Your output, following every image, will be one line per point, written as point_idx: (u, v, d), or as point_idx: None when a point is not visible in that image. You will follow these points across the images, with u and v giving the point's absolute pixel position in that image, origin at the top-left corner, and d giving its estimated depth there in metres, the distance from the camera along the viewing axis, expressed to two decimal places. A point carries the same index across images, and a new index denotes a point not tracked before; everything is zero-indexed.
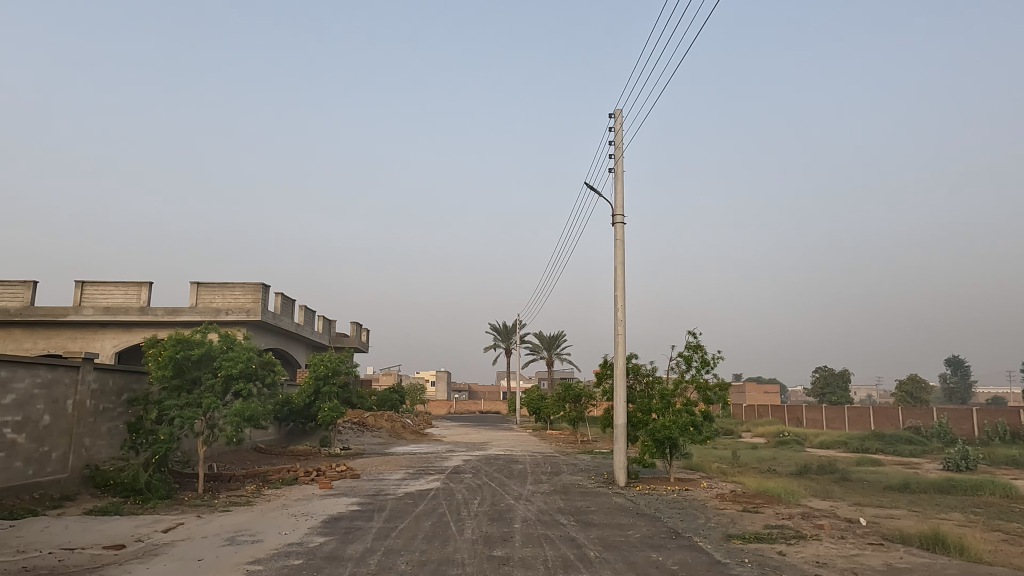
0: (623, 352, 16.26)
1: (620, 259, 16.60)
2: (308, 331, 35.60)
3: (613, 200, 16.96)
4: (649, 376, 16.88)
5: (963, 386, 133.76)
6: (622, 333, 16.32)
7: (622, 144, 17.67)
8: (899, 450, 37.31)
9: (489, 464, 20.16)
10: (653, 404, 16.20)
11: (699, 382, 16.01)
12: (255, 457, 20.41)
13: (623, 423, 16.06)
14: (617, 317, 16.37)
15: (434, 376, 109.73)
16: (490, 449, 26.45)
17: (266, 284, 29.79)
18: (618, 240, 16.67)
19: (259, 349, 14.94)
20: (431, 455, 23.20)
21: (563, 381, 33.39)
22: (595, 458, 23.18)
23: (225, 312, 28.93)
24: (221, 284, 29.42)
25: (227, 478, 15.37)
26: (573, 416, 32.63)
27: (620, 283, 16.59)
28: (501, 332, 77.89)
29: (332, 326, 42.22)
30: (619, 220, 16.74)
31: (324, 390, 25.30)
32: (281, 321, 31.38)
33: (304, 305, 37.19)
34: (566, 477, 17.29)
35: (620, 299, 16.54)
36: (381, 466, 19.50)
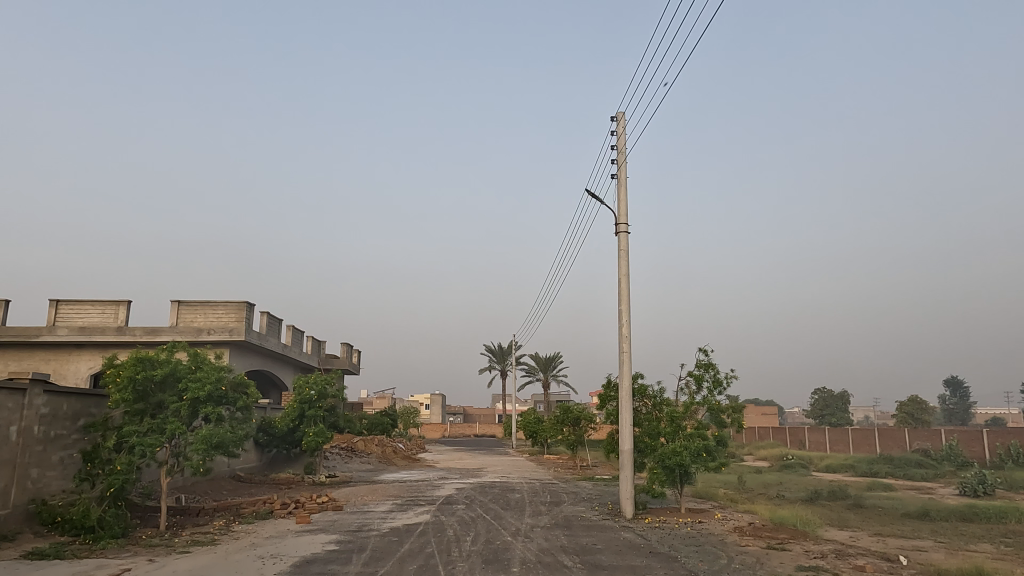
0: (629, 371, 15.02)
1: (624, 271, 15.43)
2: (296, 352, 34.23)
3: (617, 208, 15.81)
4: (656, 398, 15.63)
5: (962, 407, 132.42)
6: (627, 350, 15.08)
7: (625, 149, 16.58)
8: (909, 474, 35.90)
9: (484, 494, 18.73)
10: (661, 428, 14.94)
11: (711, 403, 14.83)
12: (232, 488, 18.95)
13: (629, 449, 14.76)
14: (622, 332, 15.17)
15: (428, 398, 107.85)
16: (485, 476, 24.96)
17: (251, 302, 28.48)
18: (621, 250, 15.51)
19: (231, 369, 13.61)
20: (421, 483, 21.73)
21: (562, 403, 31.87)
22: (597, 486, 21.77)
23: (206, 332, 27.58)
24: (203, 303, 28.11)
25: (195, 512, 13.96)
26: (572, 440, 31.20)
27: (624, 296, 15.39)
28: (496, 353, 76.50)
29: (323, 347, 40.88)
30: (622, 229, 15.61)
31: (309, 414, 23.88)
32: (266, 341, 30.03)
33: (292, 325, 35.86)
34: (567, 509, 15.92)
35: (625, 313, 15.33)
36: (367, 497, 18.07)
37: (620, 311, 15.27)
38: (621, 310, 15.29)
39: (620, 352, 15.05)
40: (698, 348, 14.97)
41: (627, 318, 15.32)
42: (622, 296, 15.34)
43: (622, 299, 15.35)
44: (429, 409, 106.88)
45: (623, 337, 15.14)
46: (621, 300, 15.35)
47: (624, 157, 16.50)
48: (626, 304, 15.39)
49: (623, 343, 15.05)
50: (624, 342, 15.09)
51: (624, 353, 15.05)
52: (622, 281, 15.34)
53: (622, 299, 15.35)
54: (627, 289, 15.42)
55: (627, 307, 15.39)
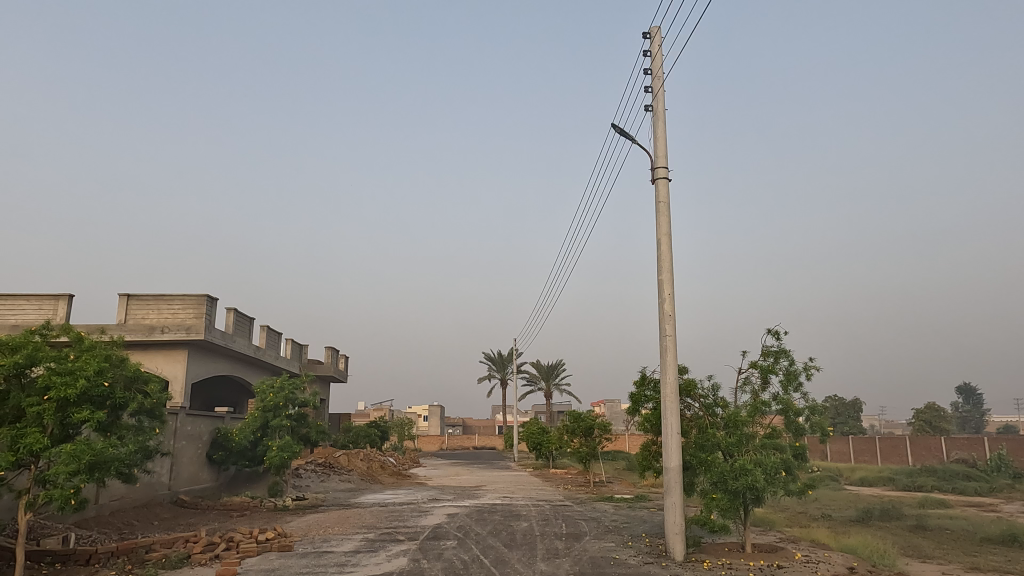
0: (675, 362, 11.24)
1: (664, 227, 11.70)
2: (269, 356, 30.43)
3: (653, 146, 12.05)
4: (708, 396, 11.83)
5: (976, 415, 128.50)
6: (672, 334, 11.31)
7: (661, 72, 12.67)
8: (961, 488, 32.06)
9: (481, 523, 14.84)
10: (719, 438, 11.14)
11: (786, 403, 11.11)
12: (163, 524, 15.02)
13: (677, 466, 10.96)
14: (664, 310, 11.44)
15: (426, 409, 103.70)
16: (484, 497, 21.06)
17: (212, 296, 24.66)
18: (661, 202, 11.79)
19: (126, 358, 9.59)
20: (405, 508, 17.83)
21: (570, 411, 27.78)
22: (618, 510, 17.93)
23: (160, 330, 23.83)
24: (156, 296, 24.29)
25: (81, 560, 10.07)
26: (583, 453, 27.10)
27: (665, 261, 11.65)
28: (495, 361, 72.77)
29: (304, 351, 37.09)
30: (661, 173, 11.93)
31: (274, 424, 20.00)
32: (230, 342, 26.27)
33: (266, 325, 32.10)
34: (592, 546, 12.03)
35: (667, 285, 11.58)
36: (332, 529, 14.13)
37: (662, 281, 11.57)
38: (662, 280, 11.57)
39: (663, 336, 11.32)
40: (767, 330, 11.22)
41: (671, 291, 11.56)
42: (663, 260, 11.62)
43: (662, 266, 11.62)
44: (427, 420, 102.89)
45: (666, 316, 11.39)
46: (662, 266, 11.63)
47: (661, 82, 12.58)
48: (669, 272, 11.65)
49: (666, 324, 11.32)
50: (667, 323, 11.35)
51: (670, 337, 11.28)
52: (664, 243, 11.63)
53: (664, 265, 11.63)
54: (670, 252, 11.69)
55: (671, 276, 11.65)
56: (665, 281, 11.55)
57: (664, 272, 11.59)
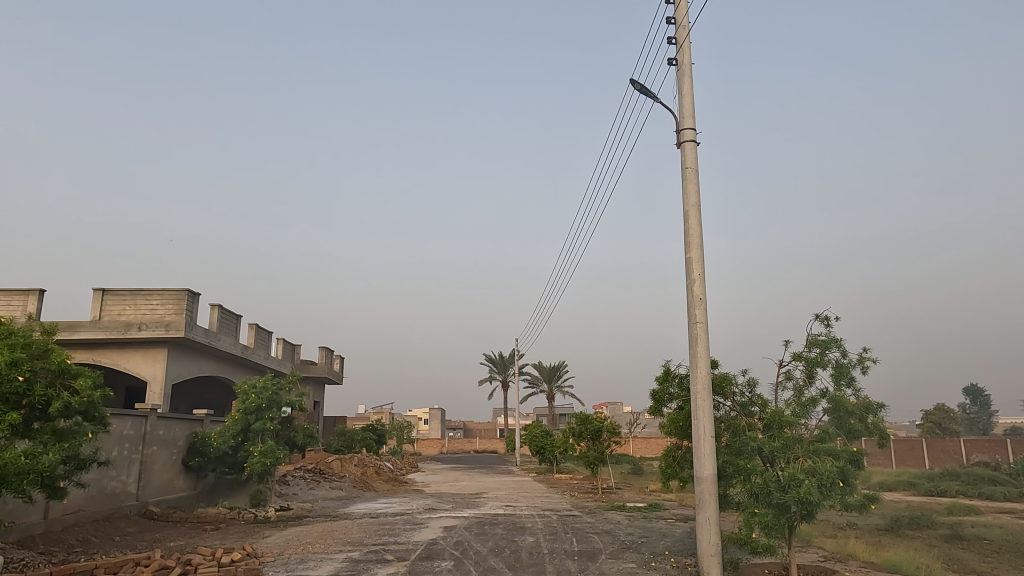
0: (707, 354, 9.61)
1: (693, 197, 10.08)
2: (257, 355, 28.85)
3: (678, 105, 10.43)
4: (744, 393, 10.25)
5: (984, 416, 126.81)
6: (704, 321, 9.69)
7: (687, 19, 10.99)
8: (989, 493, 30.42)
9: (482, 538, 13.23)
10: (760, 442, 9.50)
11: (838, 401, 9.50)
12: (124, 540, 13.35)
13: (712, 474, 9.33)
14: (693, 293, 9.83)
15: (426, 412, 101.98)
16: (484, 506, 19.40)
17: (193, 290, 23.04)
18: (688, 168, 10.17)
19: (50, 350, 7.94)
20: (398, 520, 16.19)
21: (577, 413, 26.13)
22: (633, 522, 16.29)
23: (137, 327, 22.24)
24: (133, 291, 22.69)
25: None
26: (591, 457, 25.41)
27: (694, 237, 10.01)
28: (496, 363, 71.12)
29: (297, 352, 35.51)
30: (688, 136, 10.30)
31: (255, 427, 18.37)
32: (213, 341, 24.67)
33: (255, 323, 30.52)
34: (610, 567, 10.41)
35: (697, 264, 9.94)
36: (311, 547, 12.44)
37: (689, 260, 9.96)
38: (689, 258, 9.97)
39: (693, 324, 9.70)
40: (814, 314, 9.66)
41: (702, 271, 9.93)
42: (692, 236, 10.01)
43: (690, 243, 10.01)
44: (428, 424, 101.23)
45: (696, 300, 9.76)
46: (690, 243, 10.01)
47: (686, 32, 10.91)
48: (700, 250, 10.01)
49: (696, 310, 9.71)
50: (697, 308, 9.73)
51: (701, 325, 9.67)
52: (692, 217, 10.03)
53: (693, 241, 10.00)
54: (700, 227, 10.07)
55: (701, 254, 10.01)
56: (693, 259, 9.93)
57: (693, 250, 9.97)
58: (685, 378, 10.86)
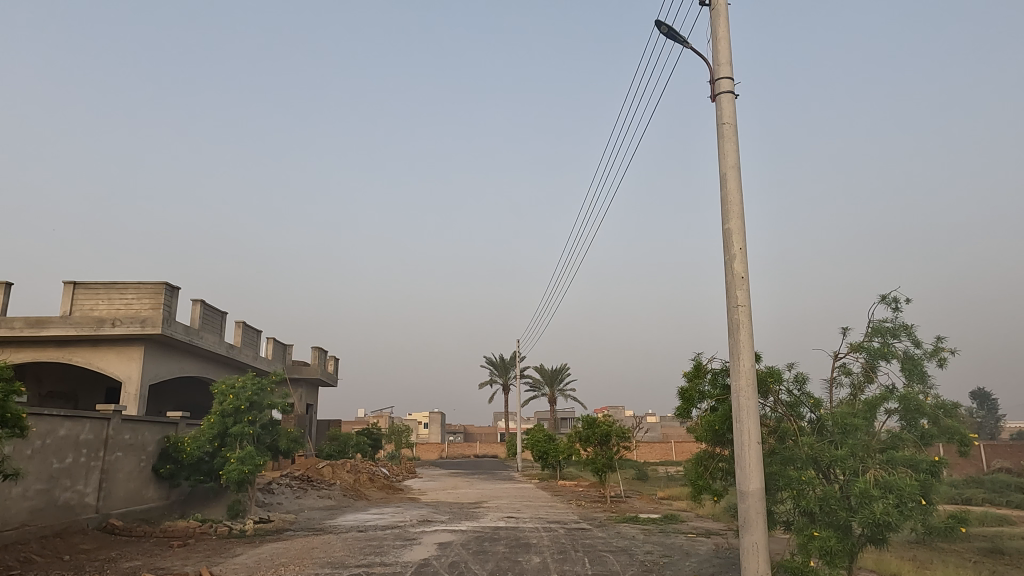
0: (750, 344, 8.00)
1: (731, 158, 8.49)
2: (243, 355, 27.26)
3: (711, 52, 8.84)
4: (792, 391, 8.68)
5: (992, 420, 125.01)
6: (746, 304, 8.08)
7: None
8: (1019, 502, 28.68)
9: (480, 557, 11.63)
10: (815, 450, 7.89)
11: (909, 400, 7.89)
12: (74, 559, 11.75)
13: (758, 488, 7.69)
14: (733, 271, 8.22)
15: (426, 416, 100.41)
16: (484, 517, 17.75)
17: (170, 284, 21.43)
18: (725, 124, 8.61)
19: None
20: (388, 535, 14.55)
21: (584, 416, 24.43)
22: (649, 537, 14.64)
23: (110, 323, 20.60)
24: (106, 284, 21.13)
25: None
26: (599, 463, 23.73)
27: (733, 205, 8.40)
28: (497, 366, 69.42)
29: (289, 352, 33.93)
30: (724, 87, 8.69)
31: (233, 431, 16.75)
32: (194, 338, 23.07)
33: (242, 321, 28.93)
34: None
35: (738, 237, 8.31)
36: (284, 569, 10.83)
37: (727, 231, 8.36)
38: (727, 229, 8.37)
39: (733, 307, 8.10)
40: (880, 295, 8.05)
41: (744, 244, 8.30)
42: (731, 204, 8.41)
43: (729, 212, 8.40)
44: (428, 428, 99.69)
45: (736, 279, 8.17)
46: (729, 212, 8.39)
47: None
48: (741, 220, 8.39)
49: (737, 291, 8.11)
50: (738, 289, 8.12)
51: (743, 308, 8.07)
52: (730, 181, 8.44)
53: (732, 209, 8.39)
54: (741, 193, 8.46)
55: (742, 224, 8.38)
56: (732, 230, 8.32)
57: (732, 220, 8.36)
58: (720, 374, 9.26)
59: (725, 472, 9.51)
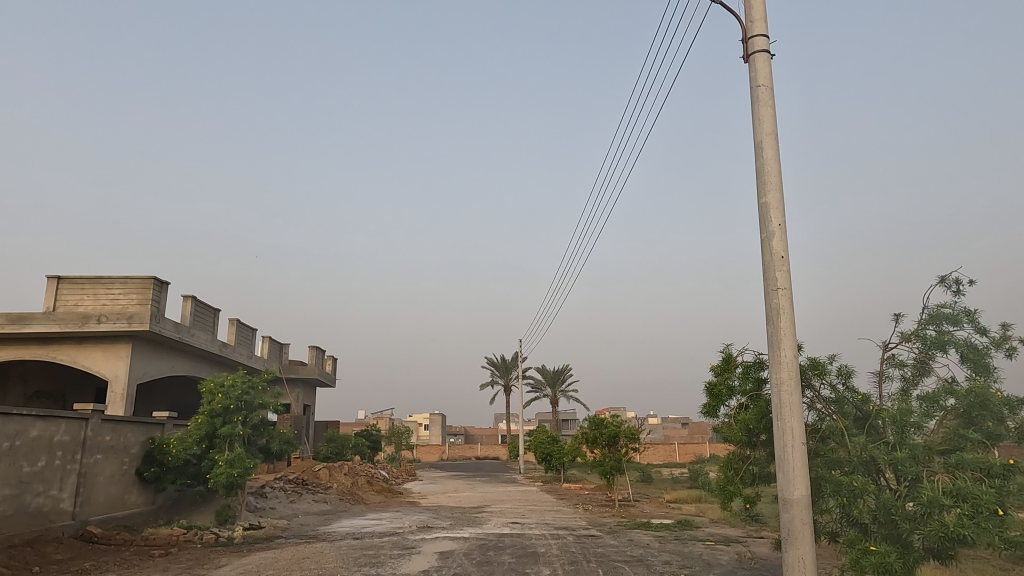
0: (792, 332, 7.06)
1: (767, 123, 7.55)
2: (236, 353, 26.31)
3: (745, 6, 7.90)
4: (837, 386, 7.73)
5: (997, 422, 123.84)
6: (787, 288, 7.15)
7: None
8: None
9: (485, 569, 10.67)
10: (869, 452, 6.92)
11: (974, 395, 6.92)
12: (43, 572, 10.78)
13: (804, 497, 6.73)
14: (771, 251, 7.28)
15: (426, 418, 99.50)
16: (488, 523, 16.78)
17: (159, 279, 20.49)
18: (760, 86, 7.67)
19: None
20: (385, 544, 13.60)
21: (591, 416, 23.43)
22: (665, 546, 13.66)
23: (95, 320, 19.66)
24: (91, 279, 20.22)
25: None
26: (607, 466, 22.75)
27: (772, 176, 7.45)
28: (498, 366, 68.39)
29: (285, 352, 32.98)
30: (759, 45, 7.74)
31: (221, 432, 15.80)
32: (184, 335, 22.13)
33: (236, 319, 27.99)
34: None
35: (778, 212, 7.36)
36: None
37: (764, 205, 7.42)
38: (764, 203, 7.42)
39: (772, 291, 7.17)
40: (939, 276, 7.10)
41: (784, 220, 7.35)
42: (768, 175, 7.46)
43: (767, 184, 7.45)
44: (428, 430, 98.77)
45: (776, 259, 7.23)
46: (767, 184, 7.44)
47: None
48: (780, 193, 7.44)
49: (776, 274, 7.18)
50: (778, 270, 7.18)
51: (784, 292, 7.13)
52: (767, 150, 7.51)
53: (771, 181, 7.44)
54: (779, 163, 7.51)
55: (782, 198, 7.43)
56: (770, 204, 7.37)
57: (770, 193, 7.41)
58: (753, 367, 8.32)
59: (758, 477, 8.57)
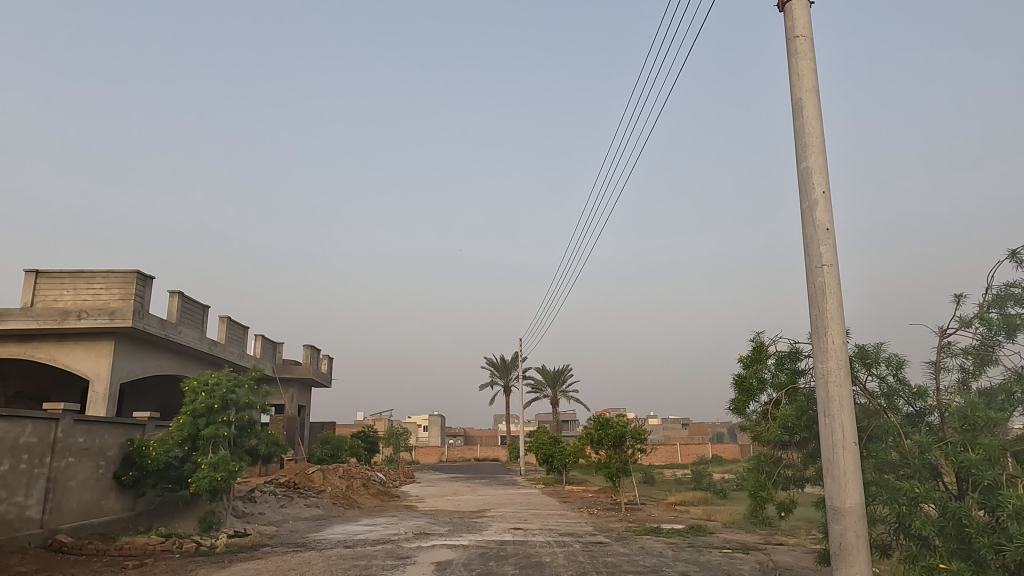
0: (840, 315, 6.11)
1: (808, 78, 6.63)
2: (226, 352, 25.35)
3: None
4: (886, 378, 6.82)
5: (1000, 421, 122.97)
6: (834, 264, 6.20)
7: None
8: None
9: None
10: (933, 453, 5.97)
11: None
12: None
13: (858, 504, 5.77)
14: (815, 222, 6.34)
15: (425, 419, 98.53)
16: (488, 529, 15.82)
17: (143, 273, 19.54)
18: (798, 37, 6.75)
19: None
20: (377, 552, 12.66)
21: (595, 416, 22.49)
22: (680, 554, 12.70)
23: (75, 315, 18.71)
24: (72, 273, 19.27)
25: None
26: (612, 468, 21.81)
27: (814, 138, 6.50)
28: (498, 366, 67.46)
29: (278, 351, 32.02)
30: None
31: (204, 433, 14.84)
32: (170, 332, 21.18)
33: (227, 316, 27.03)
34: None
35: (821, 178, 6.41)
36: None
37: (805, 170, 6.48)
38: (805, 168, 6.48)
39: (816, 268, 6.22)
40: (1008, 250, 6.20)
41: (828, 188, 6.41)
42: (809, 136, 6.52)
43: (808, 147, 6.50)
44: (428, 431, 97.85)
45: (820, 232, 6.28)
46: (809, 146, 6.49)
47: None
48: (823, 156, 6.50)
49: (820, 248, 6.23)
50: (823, 243, 6.24)
51: (830, 269, 6.19)
52: (807, 108, 6.58)
53: (813, 142, 6.49)
54: (821, 122, 6.58)
55: (825, 162, 6.49)
56: (812, 168, 6.43)
57: (811, 156, 6.46)
58: (787, 357, 7.41)
59: (791, 481, 7.65)
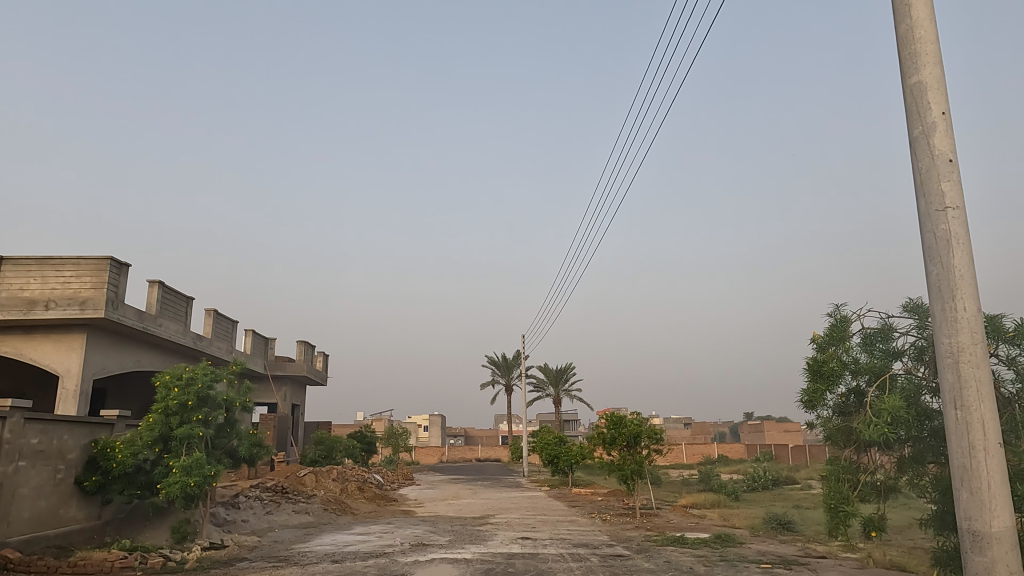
0: (972, 274, 4.56)
1: None
2: (211, 347, 23.84)
3: None
4: None
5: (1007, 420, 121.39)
6: (960, 206, 4.67)
7: None
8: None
9: None
10: None
11: None
12: None
13: (1009, 529, 4.22)
14: (931, 153, 4.79)
15: (426, 419, 97.25)
16: (493, 539, 14.26)
17: (117, 259, 18.01)
18: None
19: None
20: (368, 568, 11.16)
21: (607, 414, 20.98)
22: (711, 570, 11.20)
23: (42, 306, 17.21)
24: (40, 259, 17.76)
25: None
26: (628, 472, 20.30)
27: (927, 44, 4.95)
28: (500, 365, 66.00)
29: (270, 347, 30.50)
30: None
31: (176, 432, 13.28)
32: (148, 325, 19.64)
33: (214, 309, 25.52)
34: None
35: (938, 96, 4.86)
36: None
37: (916, 87, 4.94)
38: (916, 84, 4.93)
39: (937, 212, 4.70)
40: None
41: (947, 109, 4.87)
42: (922, 43, 4.96)
43: (920, 57, 4.94)
44: (428, 431, 96.36)
45: (940, 164, 4.73)
46: (922, 55, 4.94)
47: None
48: (940, 69, 4.95)
49: (942, 186, 4.70)
50: (945, 180, 4.70)
51: (956, 213, 4.66)
52: (917, 6, 5.01)
53: (927, 51, 4.93)
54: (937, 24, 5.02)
55: (943, 76, 4.94)
56: (926, 84, 4.88)
57: (926, 68, 4.91)
58: (879, 343, 6.35)
59: (876, 489, 6.68)
